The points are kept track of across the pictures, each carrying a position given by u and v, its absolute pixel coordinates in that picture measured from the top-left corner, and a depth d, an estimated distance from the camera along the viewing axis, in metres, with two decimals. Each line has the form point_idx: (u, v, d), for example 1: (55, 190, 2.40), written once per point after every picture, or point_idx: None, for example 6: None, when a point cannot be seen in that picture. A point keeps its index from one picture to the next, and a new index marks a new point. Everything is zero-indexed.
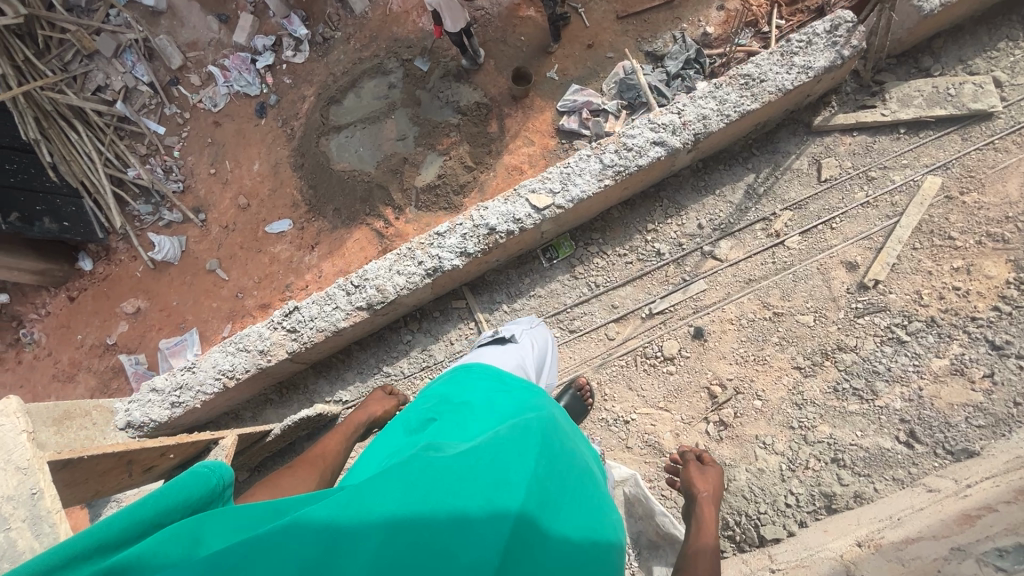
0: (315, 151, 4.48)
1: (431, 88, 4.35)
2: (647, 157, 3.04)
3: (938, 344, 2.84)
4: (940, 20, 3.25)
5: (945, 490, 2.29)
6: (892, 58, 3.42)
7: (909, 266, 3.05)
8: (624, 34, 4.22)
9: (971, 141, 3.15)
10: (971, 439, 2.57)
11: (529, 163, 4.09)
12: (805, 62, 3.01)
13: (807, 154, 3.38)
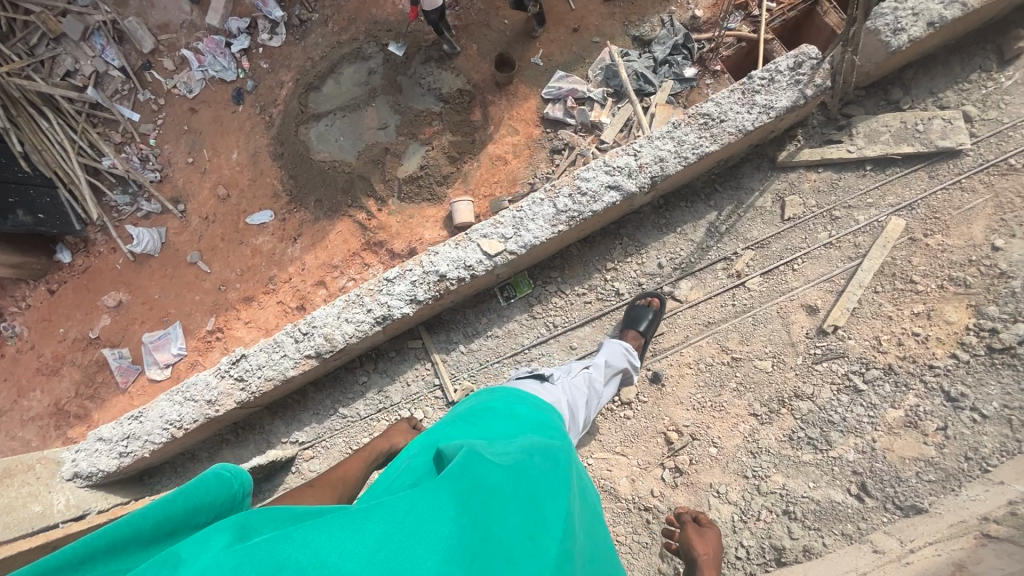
0: (294, 140, 4.37)
1: (412, 75, 4.22)
2: (601, 203, 2.96)
3: (894, 394, 2.87)
4: (909, 54, 3.09)
5: (890, 553, 2.40)
6: (858, 92, 3.28)
7: (869, 311, 3.04)
8: (611, 18, 4.09)
9: (938, 180, 3.08)
10: (920, 495, 2.63)
11: (514, 153, 4.00)
12: (766, 102, 2.90)
13: (771, 191, 3.29)
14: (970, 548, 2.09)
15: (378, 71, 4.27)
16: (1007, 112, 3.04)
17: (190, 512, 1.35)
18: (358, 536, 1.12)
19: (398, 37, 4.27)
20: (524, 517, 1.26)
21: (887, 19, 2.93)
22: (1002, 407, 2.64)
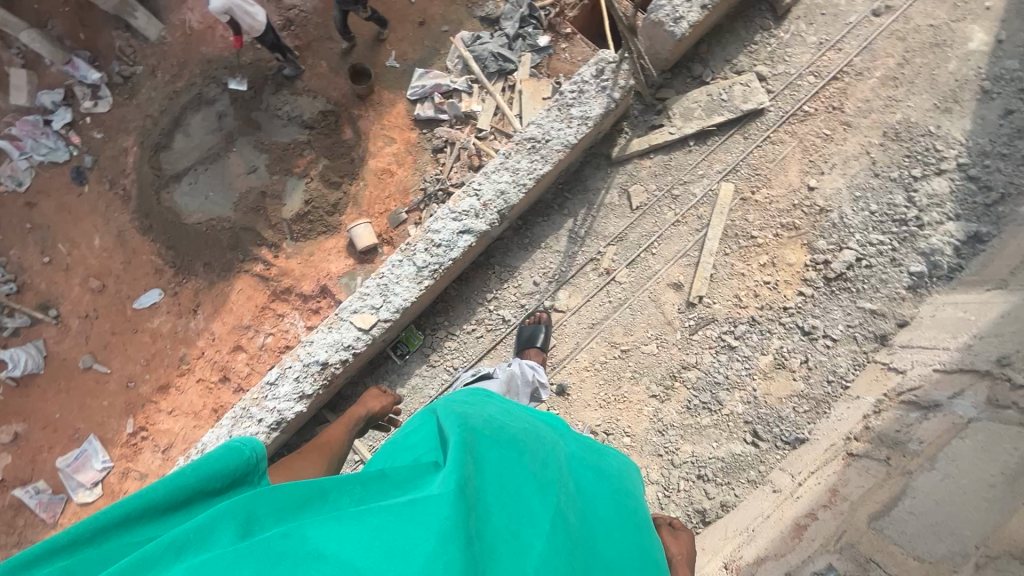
0: (158, 208, 4.01)
1: (266, 108, 3.96)
2: (458, 249, 2.93)
3: (761, 341, 2.83)
4: (698, 32, 3.14)
5: (784, 490, 2.28)
6: (665, 75, 3.28)
7: (725, 273, 3.00)
8: (452, 4, 4.02)
9: (752, 139, 3.14)
10: (801, 426, 2.60)
11: (397, 163, 3.88)
12: (581, 113, 2.96)
13: (615, 185, 3.24)
14: (839, 470, 2.07)
15: (229, 112, 3.97)
16: (793, 63, 3.21)
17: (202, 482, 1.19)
18: (352, 538, 1.03)
19: (236, 70, 3.98)
20: (522, 523, 1.16)
21: (666, 9, 2.98)
22: (846, 330, 2.70)
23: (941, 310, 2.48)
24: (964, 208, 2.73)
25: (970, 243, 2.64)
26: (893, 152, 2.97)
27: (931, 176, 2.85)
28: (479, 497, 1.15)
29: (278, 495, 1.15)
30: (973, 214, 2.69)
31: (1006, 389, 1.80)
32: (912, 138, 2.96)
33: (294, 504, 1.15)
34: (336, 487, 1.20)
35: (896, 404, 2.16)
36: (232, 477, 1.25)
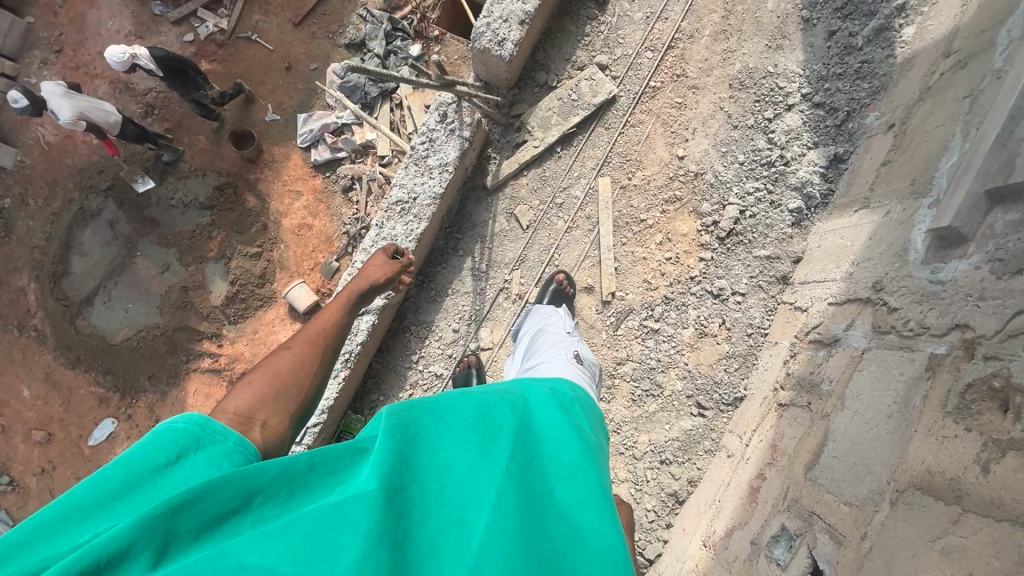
0: (80, 338, 3.75)
1: (158, 202, 3.74)
2: (362, 331, 2.60)
3: (679, 317, 2.39)
4: (531, 39, 2.68)
5: (735, 453, 1.98)
6: (512, 93, 2.81)
7: (628, 262, 2.56)
8: (314, 39, 3.87)
9: (614, 128, 2.67)
10: (737, 386, 2.16)
11: (312, 215, 3.76)
12: (439, 161, 2.61)
13: (501, 211, 2.78)
14: (774, 428, 1.81)
15: (120, 217, 3.73)
16: (628, 44, 2.70)
17: (139, 470, 0.96)
18: (273, 548, 0.81)
19: (144, 171, 3.72)
20: (465, 503, 0.98)
21: (487, 33, 2.50)
22: (750, 280, 2.24)
23: (825, 239, 2.01)
24: (819, 134, 2.22)
25: (834, 165, 2.15)
26: (743, 101, 2.44)
27: (781, 115, 2.32)
28: (416, 496, 0.95)
29: (198, 505, 0.86)
30: (828, 137, 2.19)
31: (884, 315, 1.55)
32: (756, 82, 2.43)
33: (214, 516, 0.87)
34: (264, 484, 0.92)
35: (807, 347, 1.85)
36: (181, 453, 1.02)
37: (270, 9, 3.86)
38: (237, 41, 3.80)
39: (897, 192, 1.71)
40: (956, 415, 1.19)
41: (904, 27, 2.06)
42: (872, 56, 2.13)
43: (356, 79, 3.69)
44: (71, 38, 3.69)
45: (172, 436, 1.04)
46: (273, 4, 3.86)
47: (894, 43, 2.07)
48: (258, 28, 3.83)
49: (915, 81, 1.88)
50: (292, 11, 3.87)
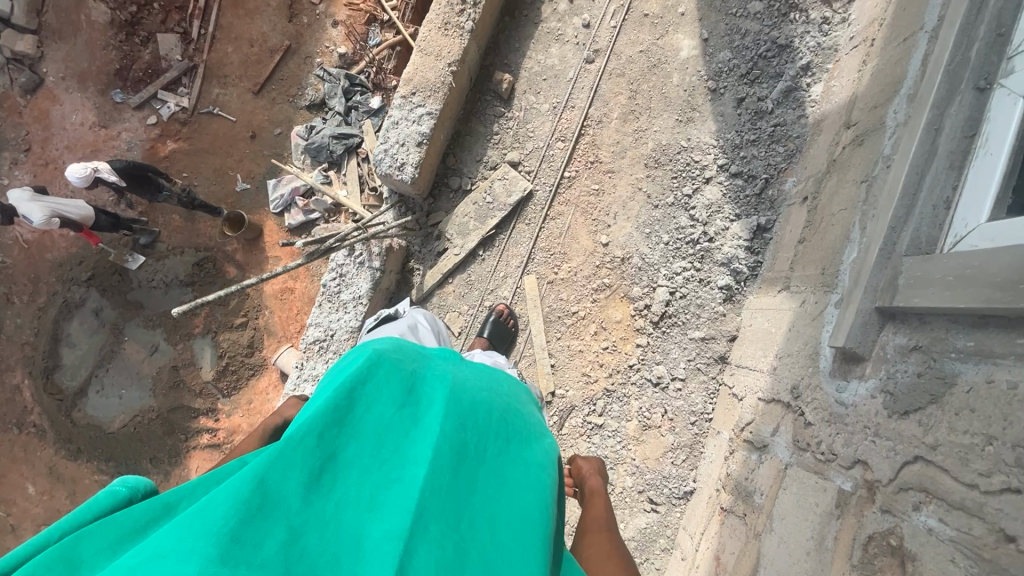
0: (78, 429, 3.71)
1: (140, 285, 3.76)
2: None
3: (622, 410, 2.39)
4: (437, 152, 2.65)
5: (688, 556, 2.01)
6: (429, 203, 2.79)
7: (566, 356, 2.55)
8: (275, 104, 3.88)
9: (534, 224, 2.66)
10: (685, 478, 2.19)
11: (293, 278, 3.77)
12: (352, 295, 2.62)
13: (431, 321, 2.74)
14: (718, 537, 1.85)
15: (105, 304, 3.76)
16: (538, 137, 2.69)
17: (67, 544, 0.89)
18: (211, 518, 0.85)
19: (131, 250, 3.73)
20: (399, 466, 1.06)
21: (387, 160, 2.49)
22: (688, 364, 2.25)
23: (756, 318, 2.04)
24: (740, 206, 2.22)
25: (758, 236, 2.16)
26: (661, 179, 2.45)
27: (700, 188, 2.33)
28: (347, 461, 1.03)
29: (109, 527, 0.89)
30: (750, 207, 2.19)
31: (801, 428, 1.60)
32: (671, 158, 2.43)
33: (132, 531, 0.89)
34: (185, 494, 0.95)
35: (742, 445, 1.90)
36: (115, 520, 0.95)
37: (228, 82, 3.85)
38: (199, 117, 3.82)
39: (811, 279, 1.73)
40: (860, 571, 1.24)
41: (812, 84, 2.06)
42: (784, 118, 2.14)
43: (318, 138, 3.65)
44: (37, 136, 3.71)
45: (105, 504, 0.95)
46: (230, 76, 3.86)
47: (803, 102, 2.09)
48: (219, 101, 3.84)
49: (823, 148, 1.90)
50: (251, 80, 3.87)
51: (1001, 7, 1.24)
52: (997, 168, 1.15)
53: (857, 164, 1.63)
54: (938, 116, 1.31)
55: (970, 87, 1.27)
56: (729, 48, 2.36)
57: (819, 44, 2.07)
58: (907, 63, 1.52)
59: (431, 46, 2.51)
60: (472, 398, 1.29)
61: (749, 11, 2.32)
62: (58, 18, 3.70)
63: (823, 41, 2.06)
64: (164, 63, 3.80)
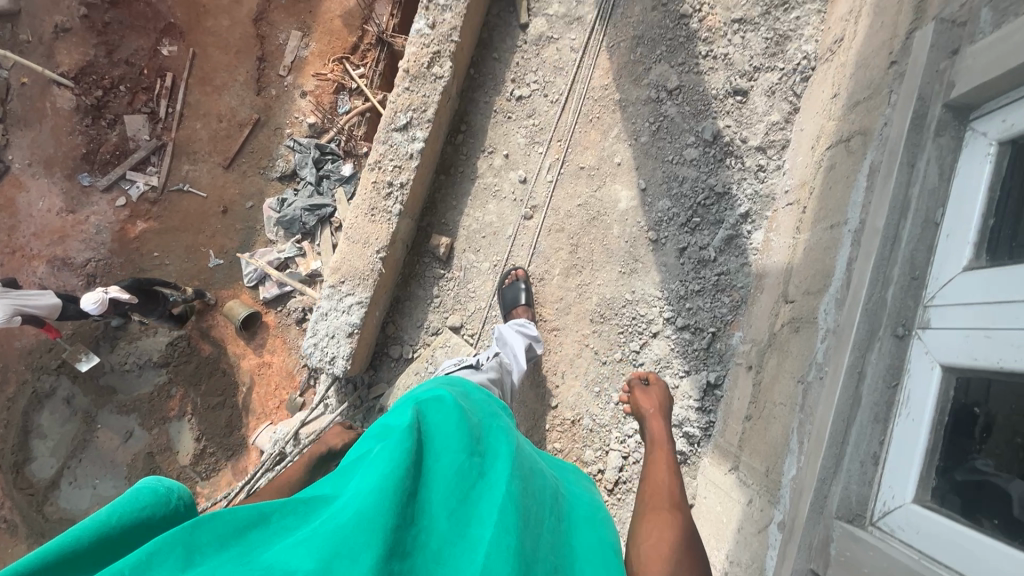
0: (50, 523, 3.52)
1: (112, 369, 3.66)
2: None
3: None
4: (371, 325, 2.47)
5: None
6: (369, 375, 2.59)
7: None
8: (246, 177, 3.86)
9: None
10: None
11: (270, 351, 3.66)
12: None
13: None
14: None
15: (76, 391, 3.64)
16: (480, 297, 2.51)
17: (137, 527, 0.93)
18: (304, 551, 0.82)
19: (102, 337, 3.66)
20: (469, 523, 0.97)
21: (317, 353, 2.46)
22: None
23: (709, 491, 1.95)
24: (690, 360, 2.16)
25: (709, 393, 2.12)
26: (608, 334, 2.31)
27: (648, 342, 2.23)
28: (422, 505, 0.96)
29: (212, 522, 0.88)
30: (700, 362, 2.14)
31: None
32: (616, 311, 2.30)
33: (233, 530, 0.89)
34: (277, 506, 0.95)
35: None
36: (152, 517, 0.95)
37: (199, 158, 3.84)
38: (169, 196, 3.79)
39: (757, 477, 1.66)
40: None
41: (752, 232, 2.09)
42: (727, 266, 2.13)
43: (290, 211, 3.61)
44: (3, 224, 3.65)
45: (147, 498, 0.96)
46: (199, 152, 3.85)
47: (745, 249, 2.10)
48: (189, 177, 3.83)
49: (765, 312, 1.91)
50: (220, 155, 3.86)
51: (913, 250, 1.22)
52: (918, 442, 1.12)
53: (792, 361, 1.62)
54: (860, 359, 1.27)
55: (889, 332, 1.23)
56: (667, 196, 2.26)
57: (756, 191, 2.10)
58: (835, 257, 1.53)
59: (357, 234, 2.40)
60: (535, 468, 1.19)
61: (686, 157, 2.23)
62: (22, 105, 3.69)
63: (761, 187, 2.10)
64: (133, 144, 3.78)
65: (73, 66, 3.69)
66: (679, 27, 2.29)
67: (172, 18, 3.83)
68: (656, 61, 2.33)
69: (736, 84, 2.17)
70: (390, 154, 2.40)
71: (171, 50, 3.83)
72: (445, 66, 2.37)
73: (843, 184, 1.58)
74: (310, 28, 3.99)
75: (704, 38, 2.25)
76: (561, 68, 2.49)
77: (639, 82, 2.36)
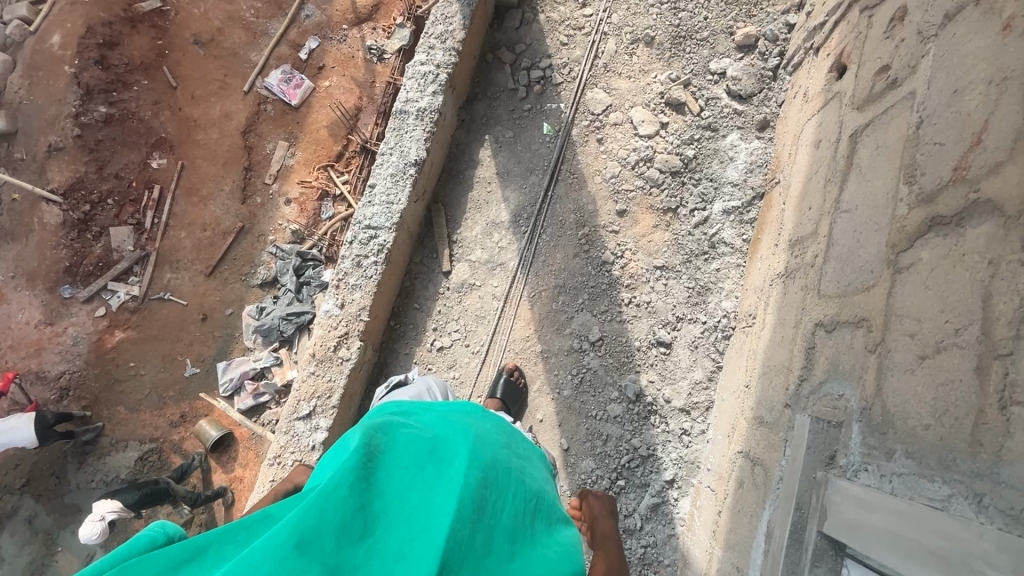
0: None
1: (78, 487, 3.53)
2: None
3: None
4: None
5: None
6: None
7: None
8: (227, 284, 3.87)
9: None
10: None
11: (242, 465, 3.53)
12: None
13: None
14: None
15: (38, 511, 3.50)
16: None
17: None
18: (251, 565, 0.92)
19: (68, 448, 3.57)
20: (427, 516, 1.08)
21: None
22: None
23: None
24: None
25: None
26: None
27: None
28: (376, 513, 1.07)
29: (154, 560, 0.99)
30: None
31: None
32: None
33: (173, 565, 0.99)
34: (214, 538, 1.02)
35: None
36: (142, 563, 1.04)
37: (181, 266, 3.88)
38: (150, 304, 3.81)
39: None
40: None
41: (678, 500, 2.21)
42: (654, 535, 2.20)
43: (269, 320, 3.60)
44: None
45: (145, 544, 1.08)
46: (183, 260, 3.89)
47: (672, 518, 2.20)
48: (171, 286, 3.86)
49: None
50: (203, 263, 3.89)
51: None
52: None
53: None
54: None
55: None
56: (591, 456, 2.32)
57: (679, 457, 2.25)
58: None
59: None
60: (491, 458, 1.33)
61: (610, 412, 2.34)
62: (12, 220, 3.80)
63: (684, 452, 2.24)
64: (116, 255, 3.85)
65: (63, 183, 3.82)
66: (600, 275, 2.45)
67: (164, 133, 3.98)
68: (577, 310, 2.44)
69: (658, 336, 2.34)
70: (291, 446, 2.30)
71: (160, 163, 3.95)
72: (351, 349, 2.36)
73: (747, 522, 1.61)
74: (296, 138, 4.09)
75: (626, 284, 2.42)
76: (481, 317, 2.54)
77: (561, 331, 2.45)
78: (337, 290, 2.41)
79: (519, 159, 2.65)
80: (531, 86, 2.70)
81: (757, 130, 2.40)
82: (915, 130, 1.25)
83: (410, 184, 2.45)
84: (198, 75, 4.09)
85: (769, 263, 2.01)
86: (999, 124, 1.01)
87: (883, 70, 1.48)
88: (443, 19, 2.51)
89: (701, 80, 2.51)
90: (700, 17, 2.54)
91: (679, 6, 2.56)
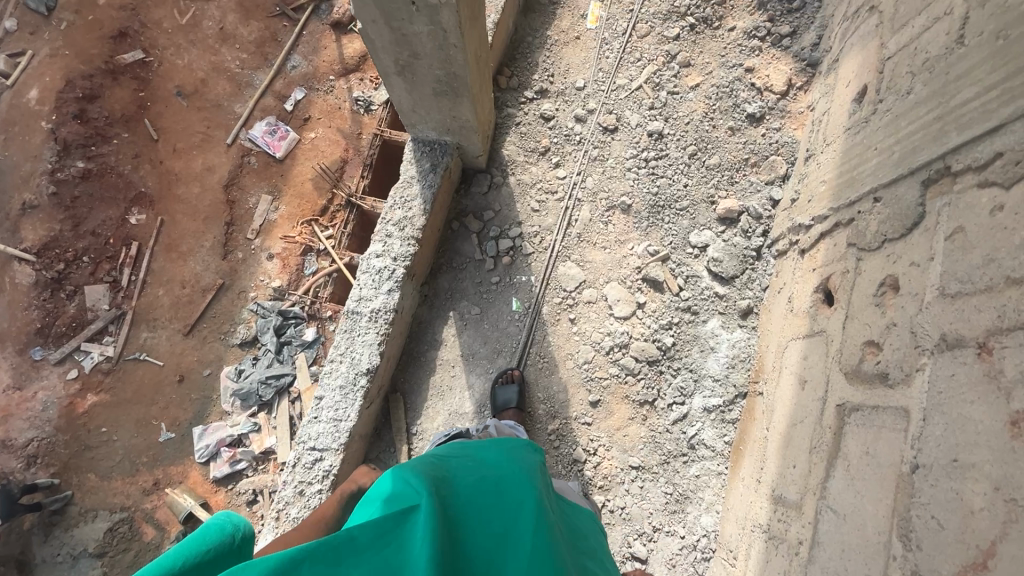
0: None
1: (43, 561, 3.38)
2: None
3: None
4: None
5: None
6: None
7: None
8: (205, 343, 3.75)
9: None
10: None
11: None
12: None
13: None
14: None
15: None
16: None
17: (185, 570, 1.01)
18: None
19: (35, 518, 3.44)
20: None
21: None
22: None
23: None
24: None
25: None
26: None
27: None
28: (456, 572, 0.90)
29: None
30: None
31: None
32: None
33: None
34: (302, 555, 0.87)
35: None
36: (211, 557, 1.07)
37: (158, 324, 3.77)
38: (125, 365, 3.70)
39: None
40: None
41: None
42: None
43: (247, 385, 3.49)
44: None
45: (216, 539, 1.10)
46: (160, 319, 3.78)
47: None
48: (147, 345, 3.74)
49: None
50: (180, 321, 3.78)
51: None
52: None
53: None
54: None
55: None
56: None
57: None
58: None
59: None
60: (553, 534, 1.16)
61: None
62: None
63: None
64: (91, 314, 3.76)
65: (37, 241, 3.75)
66: (573, 473, 2.33)
67: (143, 187, 3.90)
68: None
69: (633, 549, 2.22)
70: None
71: (139, 219, 3.86)
72: None
73: None
74: (280, 191, 3.97)
75: (599, 485, 2.31)
76: None
77: None
78: (279, 522, 2.07)
79: (485, 338, 2.51)
80: (500, 257, 2.59)
81: (739, 317, 2.37)
82: (909, 471, 1.22)
83: (361, 397, 2.21)
84: (181, 126, 4.01)
85: (750, 487, 1.99)
86: (1009, 561, 0.96)
87: (872, 348, 1.46)
88: (401, 203, 2.36)
89: (679, 254, 2.48)
90: (679, 184, 2.55)
91: (656, 172, 2.58)
